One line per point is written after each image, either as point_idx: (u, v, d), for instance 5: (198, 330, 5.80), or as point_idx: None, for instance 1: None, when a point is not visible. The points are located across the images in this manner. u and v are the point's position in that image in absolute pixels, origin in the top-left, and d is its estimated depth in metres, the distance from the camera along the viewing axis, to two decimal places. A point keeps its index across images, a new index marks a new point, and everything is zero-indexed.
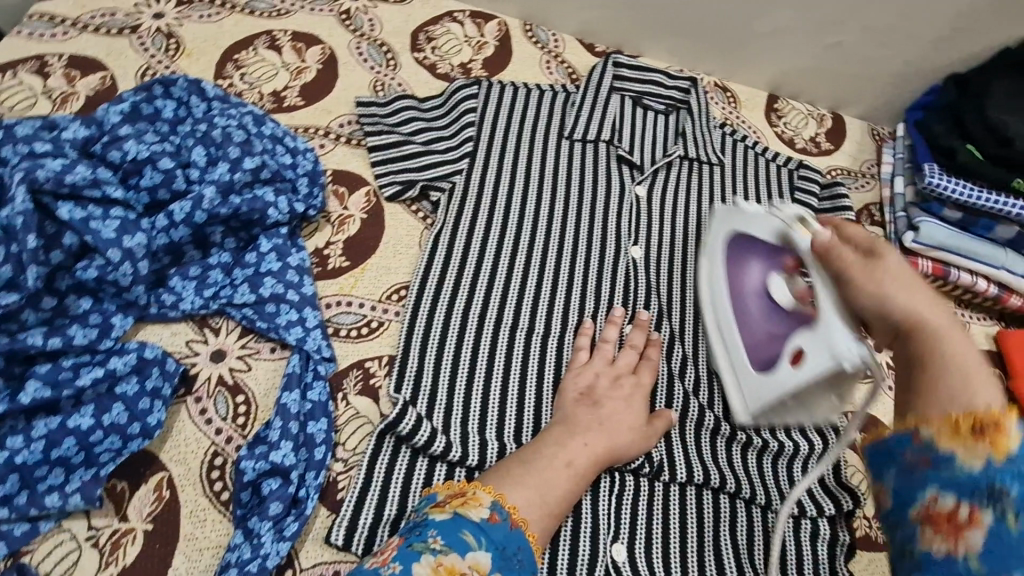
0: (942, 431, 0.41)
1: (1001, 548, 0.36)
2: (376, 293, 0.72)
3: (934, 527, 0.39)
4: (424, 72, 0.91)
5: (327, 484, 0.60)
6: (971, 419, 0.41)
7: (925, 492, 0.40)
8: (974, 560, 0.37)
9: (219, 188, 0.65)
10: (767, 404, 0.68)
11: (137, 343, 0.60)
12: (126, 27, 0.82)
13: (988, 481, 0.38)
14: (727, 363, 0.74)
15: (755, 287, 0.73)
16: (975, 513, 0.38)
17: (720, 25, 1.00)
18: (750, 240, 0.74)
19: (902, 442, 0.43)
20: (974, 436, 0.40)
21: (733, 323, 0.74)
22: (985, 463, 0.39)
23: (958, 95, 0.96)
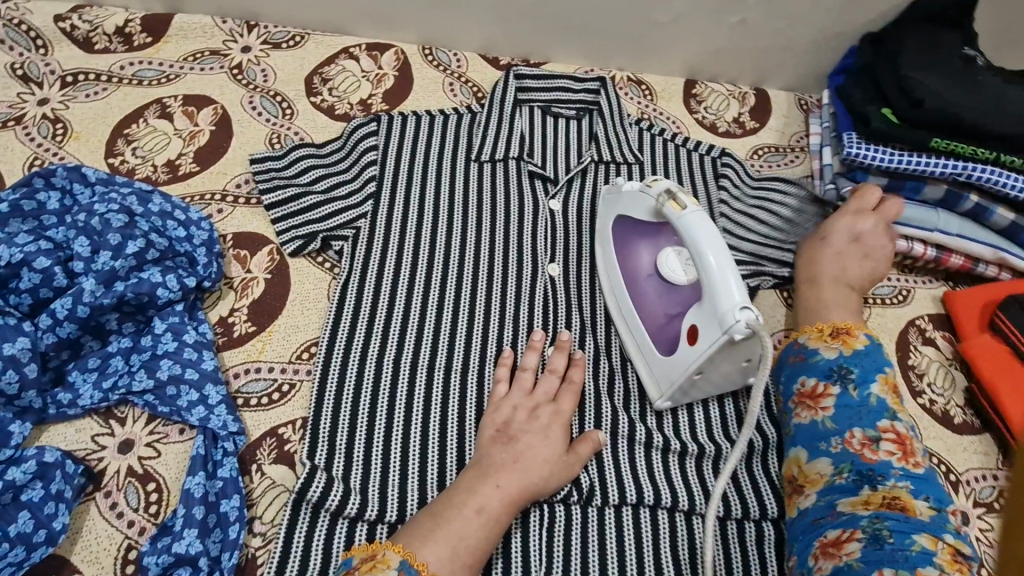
0: (810, 336, 0.66)
1: (845, 406, 0.59)
2: (285, 354, 0.71)
3: (803, 401, 0.62)
4: (322, 116, 0.90)
5: (245, 561, 0.59)
6: (830, 328, 0.66)
7: (797, 376, 0.64)
8: (828, 418, 0.59)
9: (102, 278, 0.65)
10: (675, 382, 0.68)
11: (35, 449, 0.59)
12: (11, 119, 0.82)
13: (838, 366, 0.62)
14: (636, 348, 0.74)
15: (649, 268, 0.73)
16: (829, 387, 0.61)
17: (617, 19, 0.96)
18: (635, 223, 0.75)
19: (786, 349, 0.67)
20: (831, 338, 0.65)
21: (634, 311, 0.73)
22: (836, 354, 0.63)
23: (873, 57, 0.92)
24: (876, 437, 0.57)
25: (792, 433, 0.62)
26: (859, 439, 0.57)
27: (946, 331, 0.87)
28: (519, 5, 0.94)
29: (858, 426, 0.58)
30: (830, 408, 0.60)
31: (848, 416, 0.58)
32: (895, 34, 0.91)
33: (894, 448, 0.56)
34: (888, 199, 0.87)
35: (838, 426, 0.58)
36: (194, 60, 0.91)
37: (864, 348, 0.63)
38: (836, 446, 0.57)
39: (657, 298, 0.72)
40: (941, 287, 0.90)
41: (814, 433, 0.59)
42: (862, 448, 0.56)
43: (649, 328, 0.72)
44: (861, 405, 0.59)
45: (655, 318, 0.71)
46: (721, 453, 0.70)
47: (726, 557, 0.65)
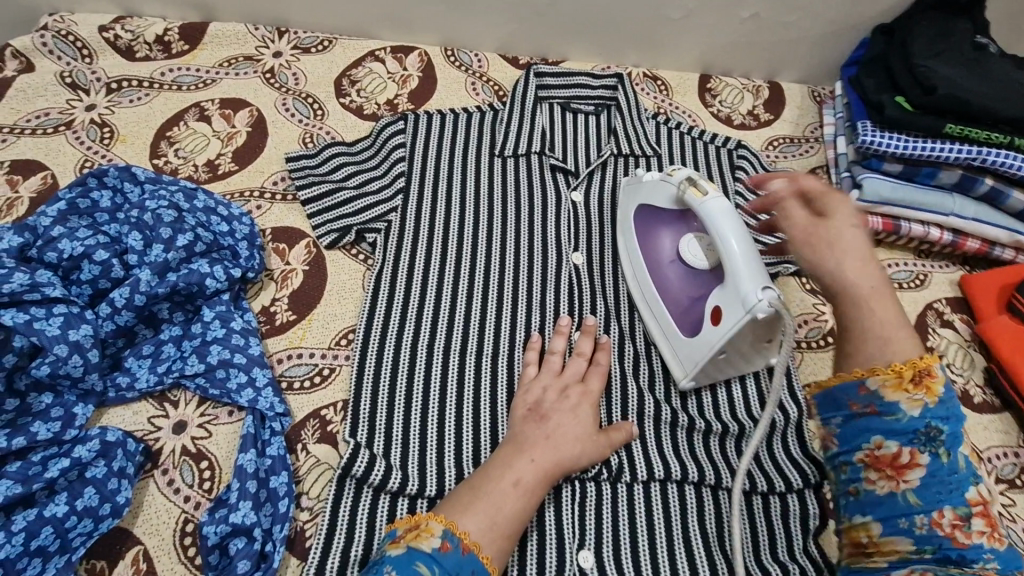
0: (888, 381, 0.49)
1: (935, 478, 0.47)
2: (325, 341, 0.74)
3: (879, 468, 0.49)
4: (351, 116, 0.94)
5: (295, 534, 0.63)
6: (911, 368, 0.49)
7: (871, 435, 0.49)
8: (912, 493, 0.47)
9: (156, 269, 0.69)
10: (700, 361, 0.70)
11: (99, 429, 0.64)
12: (61, 124, 0.87)
13: (927, 427, 0.48)
14: (659, 331, 0.76)
15: (671, 254, 0.75)
16: (915, 455, 0.48)
17: (632, 16, 0.99)
18: (656, 212, 0.78)
19: (846, 386, 0.51)
20: (913, 384, 0.48)
21: (658, 296, 0.76)
22: (922, 411, 0.48)
23: (885, 48, 0.95)
24: (967, 515, 0.46)
25: (858, 497, 0.50)
26: (950, 520, 0.46)
27: (964, 313, 0.88)
28: (538, 6, 0.97)
29: (946, 502, 0.46)
30: (914, 480, 0.47)
31: (935, 489, 0.47)
32: (907, 24, 0.93)
33: (985, 526, 0.46)
34: (903, 185, 0.88)
35: (924, 503, 0.47)
36: (229, 65, 0.96)
37: (951, 395, 0.48)
38: (920, 526, 0.47)
39: (680, 281, 0.74)
40: (958, 272, 0.92)
41: (893, 506, 0.48)
42: (952, 531, 0.46)
43: (673, 311, 0.74)
44: (952, 475, 0.47)
45: (679, 301, 0.74)
46: (745, 431, 0.73)
47: (754, 530, 0.67)
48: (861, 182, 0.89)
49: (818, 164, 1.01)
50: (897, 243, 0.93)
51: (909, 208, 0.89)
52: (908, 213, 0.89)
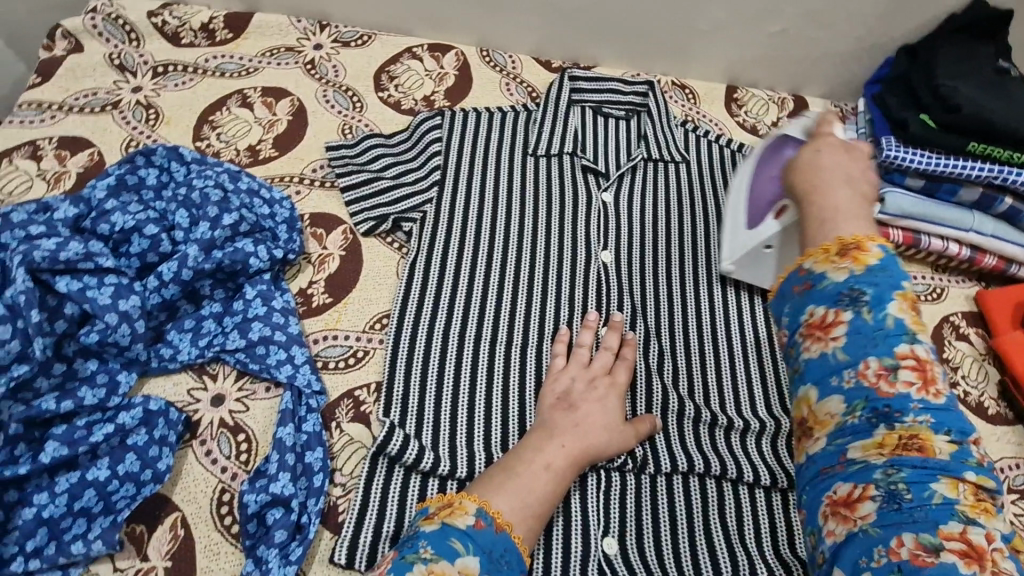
0: (818, 259, 0.53)
1: (858, 337, 0.50)
2: (359, 325, 0.76)
3: (810, 333, 0.52)
4: (389, 110, 0.96)
5: (328, 508, 0.64)
6: (839, 245, 0.53)
7: (804, 307, 0.53)
8: (840, 351, 0.50)
9: (202, 246, 0.71)
10: (750, 246, 0.78)
11: (141, 398, 0.65)
12: (108, 104, 0.89)
13: (849, 289, 0.51)
14: (727, 224, 0.82)
15: (776, 172, 0.78)
16: (839, 314, 0.51)
17: (664, 26, 1.01)
18: (788, 133, 0.79)
19: (788, 277, 0.55)
20: (840, 256, 0.52)
21: (746, 197, 0.81)
22: (847, 276, 0.51)
23: (906, 68, 0.97)
24: (893, 367, 0.48)
25: (797, 369, 0.53)
26: (874, 370, 0.48)
27: (980, 327, 0.90)
28: (573, 12, 1.00)
29: (872, 355, 0.49)
30: (841, 338, 0.50)
31: (861, 344, 0.50)
32: (930, 46, 0.95)
33: (913, 377, 0.48)
34: (925, 201, 0.90)
35: (850, 357, 0.49)
36: (272, 55, 0.98)
37: (881, 263, 0.51)
38: (848, 380, 0.49)
39: (769, 192, 0.78)
40: (974, 287, 0.94)
41: (824, 369, 0.51)
42: (877, 381, 0.48)
43: (749, 210, 0.80)
44: (878, 331, 0.49)
45: (757, 204, 0.79)
46: (766, 428, 0.74)
47: (772, 526, 0.68)
48: (884, 197, 0.90)
49: None
50: (916, 257, 0.95)
51: (929, 222, 0.90)
52: (929, 227, 0.91)
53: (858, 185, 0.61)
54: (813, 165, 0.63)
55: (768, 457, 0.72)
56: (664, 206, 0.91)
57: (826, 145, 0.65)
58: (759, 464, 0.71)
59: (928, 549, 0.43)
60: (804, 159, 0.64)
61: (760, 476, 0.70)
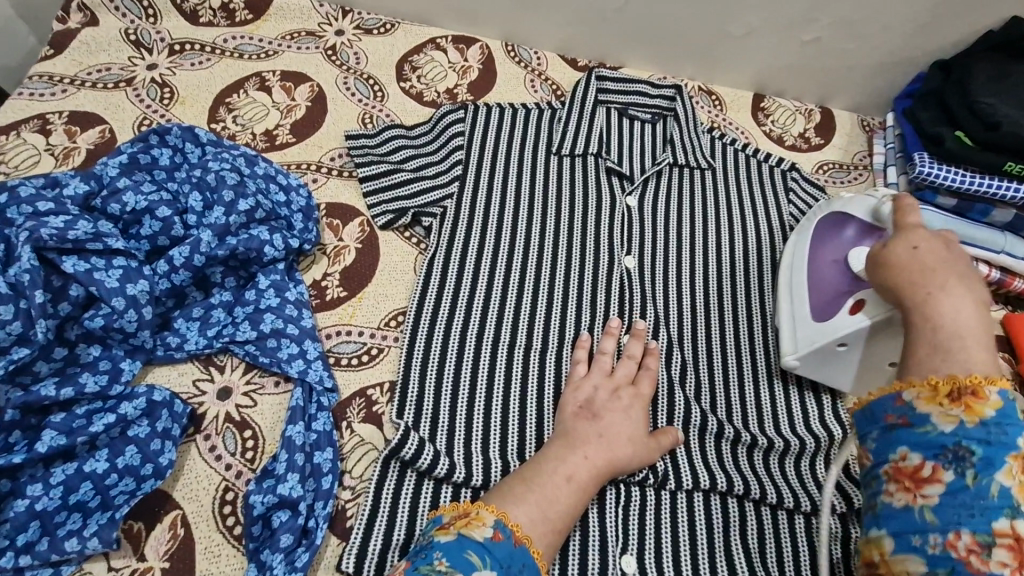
0: (921, 394, 0.46)
1: (953, 500, 0.43)
2: (374, 321, 0.73)
3: (897, 478, 0.45)
4: (411, 101, 0.93)
5: (336, 512, 0.61)
6: (950, 385, 0.45)
7: (893, 447, 0.47)
8: (927, 510, 0.43)
9: (216, 231, 0.68)
10: (822, 344, 0.70)
11: (145, 387, 0.62)
12: (122, 80, 0.87)
13: (956, 444, 0.44)
14: (787, 313, 0.76)
15: (839, 259, 0.73)
16: (937, 470, 0.44)
17: (695, 30, 0.98)
18: (844, 219, 0.75)
19: (882, 400, 0.49)
20: (951, 400, 0.45)
21: (803, 287, 0.75)
22: (954, 426, 0.44)
23: (942, 82, 0.93)
24: (989, 542, 0.41)
25: (876, 510, 0.47)
26: (966, 543, 0.41)
27: (1007, 352, 0.85)
28: (602, 10, 0.97)
29: (964, 525, 0.42)
30: (933, 496, 0.44)
31: (955, 509, 0.43)
32: (965, 62, 0.91)
33: (1010, 558, 0.41)
34: (957, 219, 0.86)
35: (940, 521, 0.43)
36: (292, 39, 0.95)
37: (999, 417, 0.44)
38: (933, 545, 0.43)
39: (836, 282, 0.72)
40: (999, 311, 0.89)
41: (905, 521, 0.44)
42: (968, 555, 0.41)
43: (813, 301, 0.74)
44: (977, 500, 0.42)
45: (824, 295, 0.73)
46: (791, 448, 0.71)
47: (795, 550, 0.66)
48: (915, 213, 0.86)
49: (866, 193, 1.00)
50: None
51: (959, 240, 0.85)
52: None
53: (978, 292, 0.52)
54: (915, 265, 0.55)
55: (791, 477, 0.69)
56: (690, 212, 0.88)
57: (923, 241, 0.57)
58: (782, 485, 0.68)
59: None
60: (898, 258, 0.57)
61: (784, 497, 0.67)
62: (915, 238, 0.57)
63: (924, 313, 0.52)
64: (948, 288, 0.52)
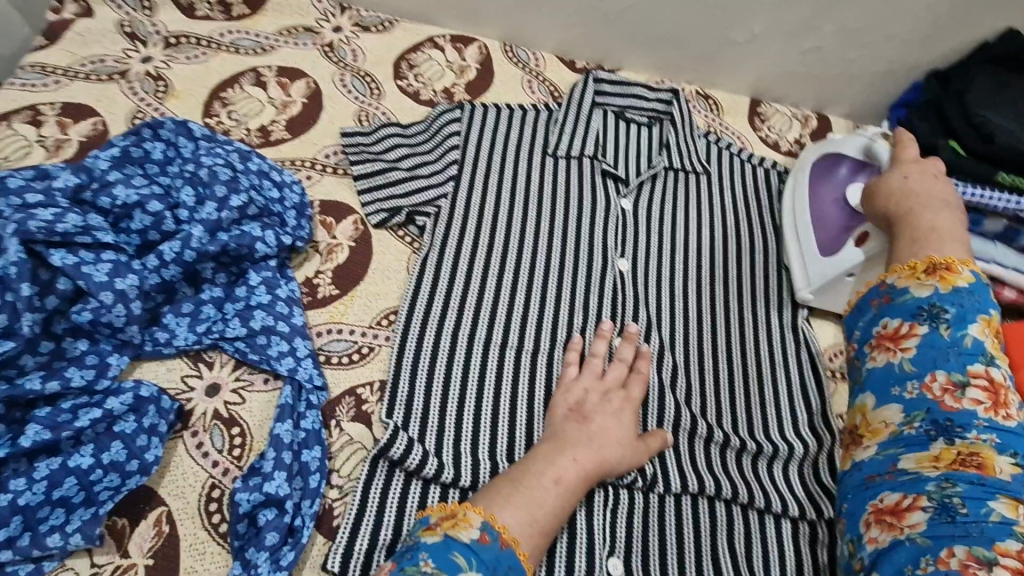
0: (902, 275, 0.60)
1: (931, 349, 0.55)
2: (366, 320, 0.73)
3: (882, 344, 0.58)
4: (407, 100, 0.93)
5: (323, 511, 0.61)
6: (926, 264, 0.59)
7: (879, 319, 0.60)
8: (907, 362, 0.56)
9: (207, 227, 0.68)
10: (834, 275, 0.78)
11: (132, 383, 0.62)
12: (116, 72, 0.86)
13: (930, 306, 0.57)
14: (795, 250, 0.83)
15: (835, 197, 0.83)
16: (915, 327, 0.57)
17: (694, 35, 0.98)
18: (837, 158, 0.85)
19: (870, 291, 0.63)
20: (927, 274, 0.59)
21: (809, 225, 0.83)
22: (930, 293, 0.58)
23: (941, 91, 0.94)
24: (963, 383, 0.53)
25: (862, 378, 0.59)
26: (941, 385, 0.53)
27: None
28: (601, 13, 0.97)
29: (942, 369, 0.54)
30: (911, 350, 0.56)
31: (931, 357, 0.55)
32: (964, 73, 0.92)
33: (982, 396, 0.52)
34: None
35: (918, 368, 0.55)
36: (290, 34, 0.95)
37: (969, 287, 0.57)
38: (911, 391, 0.55)
39: (836, 216, 0.81)
40: None
41: (887, 375, 0.57)
42: (942, 395, 0.53)
43: (818, 235, 0.82)
44: (951, 347, 0.55)
45: (826, 230, 0.81)
46: (780, 453, 0.72)
47: (781, 555, 0.66)
48: None
49: None
50: None
51: None
52: None
53: (952, 206, 0.67)
54: None
55: (779, 482, 0.70)
56: (684, 215, 0.88)
57: (912, 171, 0.71)
58: (770, 490, 0.69)
59: (982, 561, 0.45)
60: None
61: (771, 502, 0.67)
62: (904, 169, 0.71)
63: (906, 221, 0.66)
64: (926, 205, 0.67)
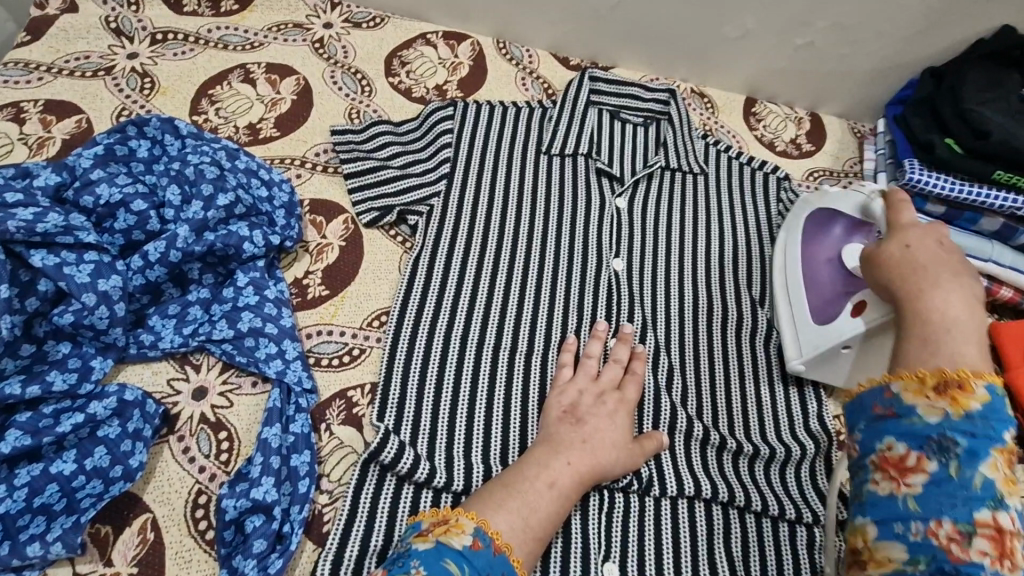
0: (908, 386, 0.45)
1: (938, 489, 0.41)
2: (357, 321, 0.72)
3: (882, 468, 0.44)
4: (399, 97, 0.92)
5: (312, 517, 0.60)
6: (937, 377, 0.44)
7: (881, 435, 0.45)
8: (912, 499, 0.42)
9: (194, 227, 0.66)
10: (827, 347, 0.71)
11: (117, 386, 0.60)
12: (101, 69, 0.84)
13: (940, 435, 0.42)
14: (788, 316, 0.77)
15: (831, 257, 0.76)
16: (922, 460, 0.42)
17: (688, 32, 0.97)
18: (832, 215, 0.77)
19: (872, 392, 0.47)
20: (936, 393, 0.44)
21: (801, 288, 0.77)
22: (941, 417, 0.42)
23: (934, 88, 0.92)
24: (970, 532, 0.39)
25: (860, 498, 0.45)
26: (946, 531, 0.40)
27: None
28: (595, 9, 0.95)
29: (946, 513, 0.40)
30: (916, 485, 0.42)
31: (939, 498, 0.41)
32: (957, 68, 0.90)
33: (991, 548, 0.39)
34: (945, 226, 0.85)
35: (922, 509, 0.41)
36: (279, 31, 0.93)
37: (985, 411, 0.42)
38: (915, 533, 0.41)
39: (832, 279, 0.75)
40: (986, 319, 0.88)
41: (888, 509, 0.43)
42: (948, 543, 0.39)
43: (811, 300, 0.75)
44: (960, 490, 0.40)
45: (822, 294, 0.74)
46: (777, 455, 0.71)
47: (778, 558, 0.65)
48: None
49: None
50: None
51: None
52: None
53: (970, 281, 0.51)
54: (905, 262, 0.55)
55: (776, 485, 0.69)
56: (679, 214, 0.87)
57: (915, 238, 0.56)
58: (768, 492, 0.68)
59: None
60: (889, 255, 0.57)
61: (769, 505, 0.67)
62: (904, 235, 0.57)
63: (913, 310, 0.50)
64: (942, 283, 0.51)
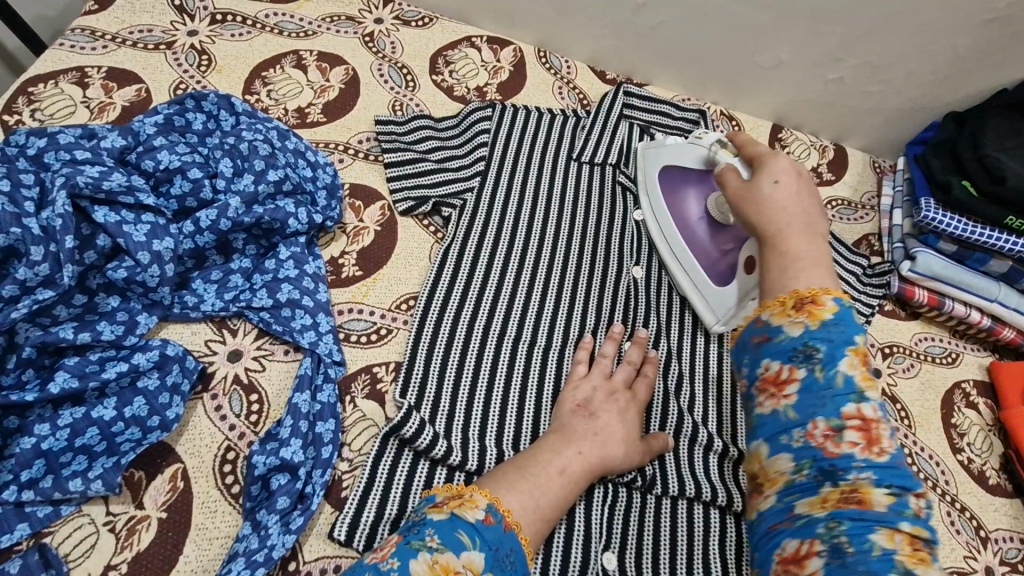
0: (774, 311, 0.54)
1: (808, 394, 0.49)
2: (386, 302, 0.75)
3: (764, 388, 0.52)
4: (441, 94, 0.96)
5: (333, 482, 0.63)
6: (794, 298, 0.54)
7: (760, 360, 0.53)
8: (790, 410, 0.50)
9: (244, 199, 0.70)
10: (733, 306, 0.78)
11: (160, 341, 0.64)
12: (163, 42, 0.89)
13: (803, 345, 0.51)
14: (690, 284, 0.83)
15: (697, 213, 0.83)
16: (792, 370, 0.51)
17: (724, 58, 1.00)
18: (682, 171, 0.85)
19: (749, 325, 0.56)
20: (796, 310, 0.53)
21: (687, 251, 0.83)
22: (802, 330, 0.52)
23: (957, 130, 0.94)
24: (841, 427, 0.48)
25: (753, 424, 0.53)
26: (822, 431, 0.48)
27: (989, 398, 0.87)
28: (634, 28, 0.99)
29: (820, 414, 0.49)
30: (792, 396, 0.50)
31: (811, 402, 0.49)
32: (980, 115, 0.92)
33: (858, 438, 0.47)
34: (954, 265, 0.88)
35: (800, 416, 0.49)
36: (332, 21, 0.97)
37: (836, 318, 0.51)
38: (797, 440, 0.49)
39: (710, 239, 0.82)
40: (988, 357, 0.91)
41: (775, 426, 0.50)
42: (824, 441, 0.48)
43: (702, 263, 0.82)
44: (827, 390, 0.49)
45: (712, 259, 0.81)
46: None
47: None
48: (914, 255, 0.89)
49: (871, 231, 1.01)
50: (935, 320, 0.92)
51: (957, 288, 0.88)
52: (956, 292, 0.88)
53: (796, 179, 0.64)
54: (755, 193, 0.64)
55: None
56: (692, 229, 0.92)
57: (783, 172, 0.64)
58: None
59: None
60: (762, 190, 0.64)
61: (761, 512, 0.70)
62: (775, 170, 0.65)
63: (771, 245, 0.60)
64: (792, 221, 0.61)
